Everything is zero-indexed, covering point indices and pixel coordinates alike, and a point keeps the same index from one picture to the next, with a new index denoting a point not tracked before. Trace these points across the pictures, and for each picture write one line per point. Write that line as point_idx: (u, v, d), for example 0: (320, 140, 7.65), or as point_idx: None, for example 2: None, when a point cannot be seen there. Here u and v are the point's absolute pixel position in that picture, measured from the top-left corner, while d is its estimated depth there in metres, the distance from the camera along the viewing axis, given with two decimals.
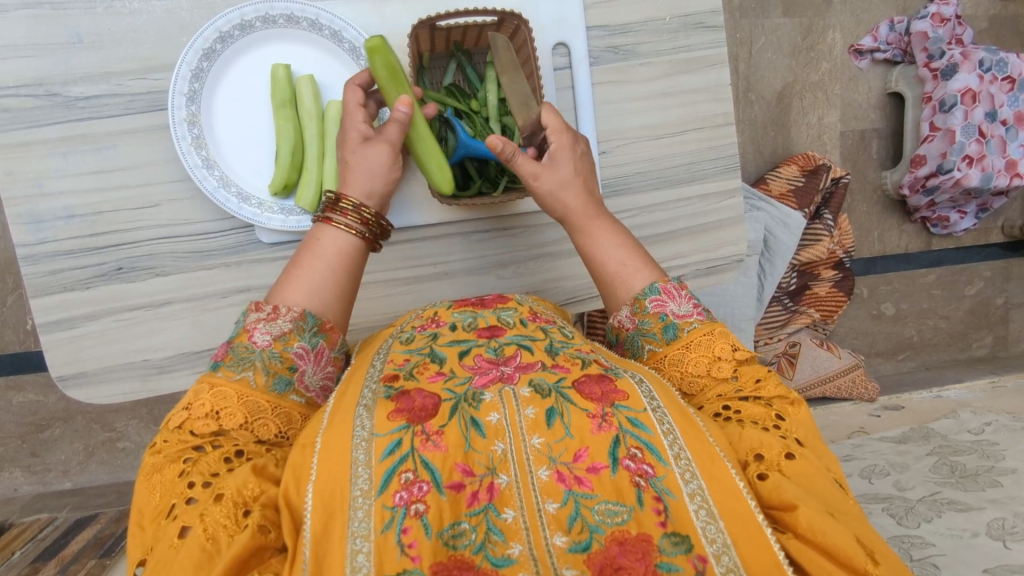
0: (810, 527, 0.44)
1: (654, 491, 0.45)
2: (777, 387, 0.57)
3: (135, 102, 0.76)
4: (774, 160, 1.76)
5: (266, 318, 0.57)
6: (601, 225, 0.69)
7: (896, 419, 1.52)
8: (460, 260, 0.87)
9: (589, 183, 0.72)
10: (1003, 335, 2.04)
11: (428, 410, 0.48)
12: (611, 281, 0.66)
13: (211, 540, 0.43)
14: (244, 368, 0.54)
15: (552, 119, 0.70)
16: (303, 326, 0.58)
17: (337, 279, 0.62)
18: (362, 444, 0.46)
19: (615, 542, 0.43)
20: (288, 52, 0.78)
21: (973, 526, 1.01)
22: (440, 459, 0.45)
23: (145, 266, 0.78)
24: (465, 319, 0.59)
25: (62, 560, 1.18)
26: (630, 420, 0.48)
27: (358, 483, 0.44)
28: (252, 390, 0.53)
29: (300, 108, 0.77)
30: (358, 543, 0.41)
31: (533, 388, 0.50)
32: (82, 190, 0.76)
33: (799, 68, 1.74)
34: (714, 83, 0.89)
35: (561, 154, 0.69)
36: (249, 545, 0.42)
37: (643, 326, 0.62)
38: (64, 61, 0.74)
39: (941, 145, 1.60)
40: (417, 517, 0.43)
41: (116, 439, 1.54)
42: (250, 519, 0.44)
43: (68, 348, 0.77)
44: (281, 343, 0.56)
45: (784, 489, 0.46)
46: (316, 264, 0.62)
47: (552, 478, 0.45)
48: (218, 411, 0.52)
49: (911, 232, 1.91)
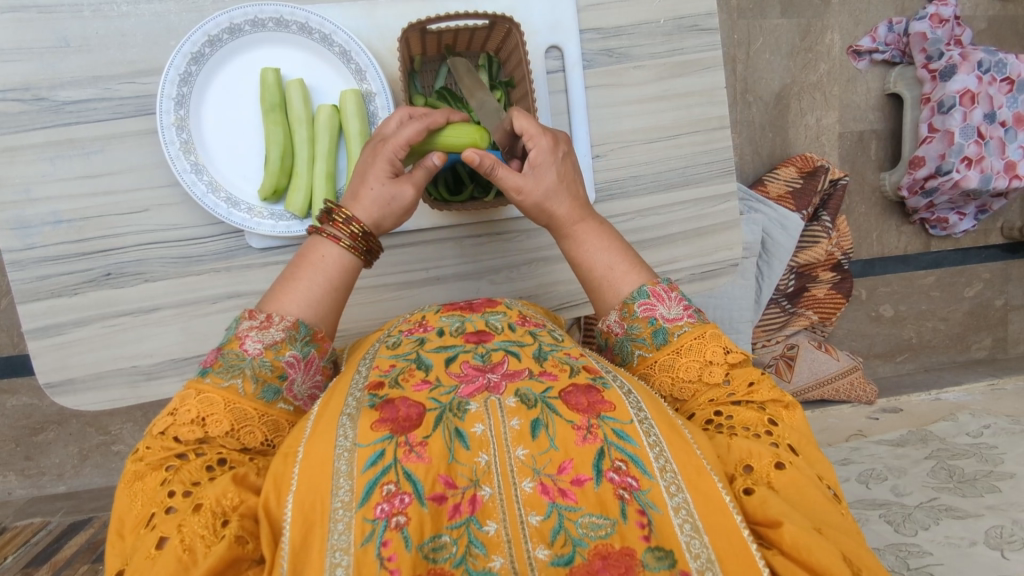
0: (794, 544, 0.43)
1: (639, 504, 0.44)
2: (771, 390, 0.57)
3: (124, 106, 0.75)
4: (772, 161, 1.75)
5: (258, 327, 0.56)
6: (589, 228, 0.67)
7: (894, 423, 1.51)
8: (453, 266, 0.86)
9: (573, 182, 0.68)
10: (1003, 337, 2.04)
11: (412, 420, 0.48)
12: (599, 286, 0.65)
13: (187, 552, 0.42)
14: (234, 376, 0.53)
15: (527, 125, 0.65)
16: (295, 335, 0.57)
17: (332, 289, 0.61)
18: (344, 455, 0.45)
19: (598, 556, 0.42)
20: (279, 56, 0.77)
21: (971, 534, 1.01)
22: (423, 470, 0.45)
23: (134, 271, 0.77)
24: (454, 324, 0.58)
25: (55, 564, 1.17)
26: (615, 432, 0.47)
27: (339, 494, 0.43)
28: (239, 398, 0.53)
29: (289, 113, 0.76)
30: (337, 556, 0.41)
31: (519, 399, 0.50)
32: (69, 195, 0.75)
33: (797, 69, 1.73)
34: (709, 86, 0.88)
35: (545, 162, 0.66)
36: (225, 557, 0.42)
37: (631, 331, 0.61)
38: (51, 65, 0.73)
39: (940, 146, 1.59)
40: (398, 529, 0.42)
41: (111, 442, 1.54)
42: (227, 530, 0.43)
43: (56, 355, 0.77)
44: (272, 352, 0.55)
45: (770, 506, 0.45)
46: (311, 273, 0.61)
47: (536, 490, 0.45)
48: (204, 417, 0.51)
49: (909, 233, 1.91)
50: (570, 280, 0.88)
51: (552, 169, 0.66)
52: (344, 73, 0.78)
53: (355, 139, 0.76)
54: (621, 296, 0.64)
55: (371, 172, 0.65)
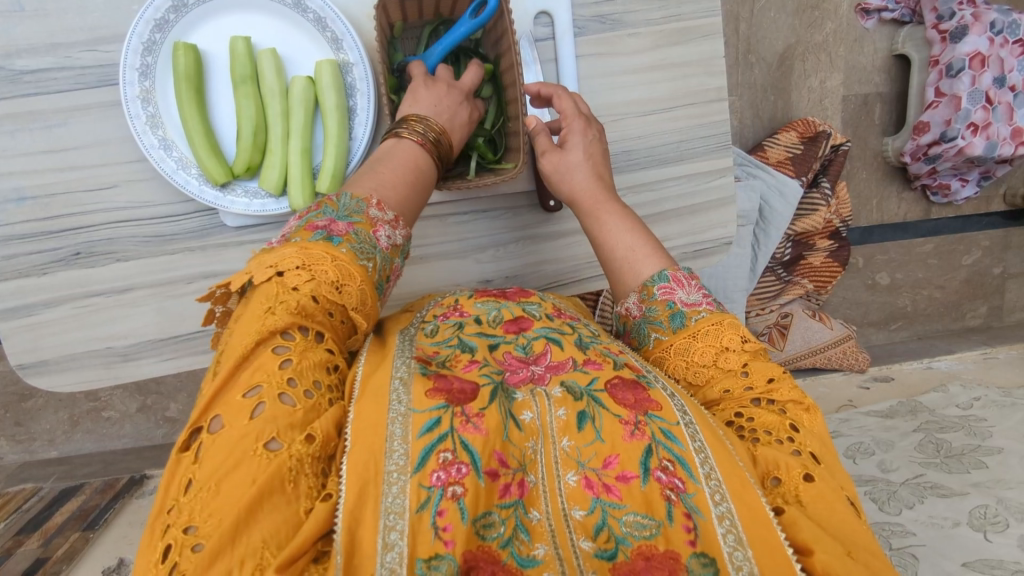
0: (826, 573, 0.40)
1: (685, 507, 0.43)
2: (791, 391, 0.53)
3: (86, 76, 0.71)
4: (773, 125, 1.70)
5: (389, 223, 0.57)
6: (612, 210, 0.68)
7: (883, 393, 1.52)
8: (439, 244, 0.83)
9: (600, 165, 0.72)
10: (998, 305, 2.02)
11: (467, 393, 0.46)
12: (620, 267, 0.64)
13: (290, 484, 0.39)
14: (367, 260, 0.53)
15: (568, 105, 0.73)
16: (403, 246, 0.59)
17: (419, 204, 0.64)
18: (399, 419, 0.43)
19: (641, 557, 0.41)
20: (249, 24, 0.72)
21: (954, 514, 1.01)
22: (481, 443, 0.43)
23: (105, 250, 0.75)
24: (490, 312, 0.57)
25: (45, 532, 1.17)
26: (663, 432, 0.46)
27: (393, 457, 0.41)
28: (366, 281, 0.52)
29: (262, 85, 0.72)
30: (392, 519, 0.39)
31: (565, 389, 0.49)
32: (32, 171, 0.72)
33: (803, 28, 1.67)
34: (706, 56, 0.84)
35: (574, 137, 0.72)
36: (328, 520, 0.38)
37: (649, 314, 0.60)
38: (5, 31, 0.69)
39: (946, 111, 1.55)
40: (453, 500, 0.40)
41: (101, 408, 1.54)
42: (332, 488, 0.40)
43: (28, 336, 0.75)
44: (393, 253, 0.57)
45: (801, 527, 0.42)
46: (411, 178, 0.63)
47: (580, 483, 0.44)
48: (340, 287, 0.50)
49: (910, 200, 1.87)
50: (559, 259, 0.86)
51: (579, 144, 0.72)
52: (321, 42, 0.73)
53: (332, 113, 0.72)
54: (641, 279, 0.62)
55: (421, 98, 0.69)
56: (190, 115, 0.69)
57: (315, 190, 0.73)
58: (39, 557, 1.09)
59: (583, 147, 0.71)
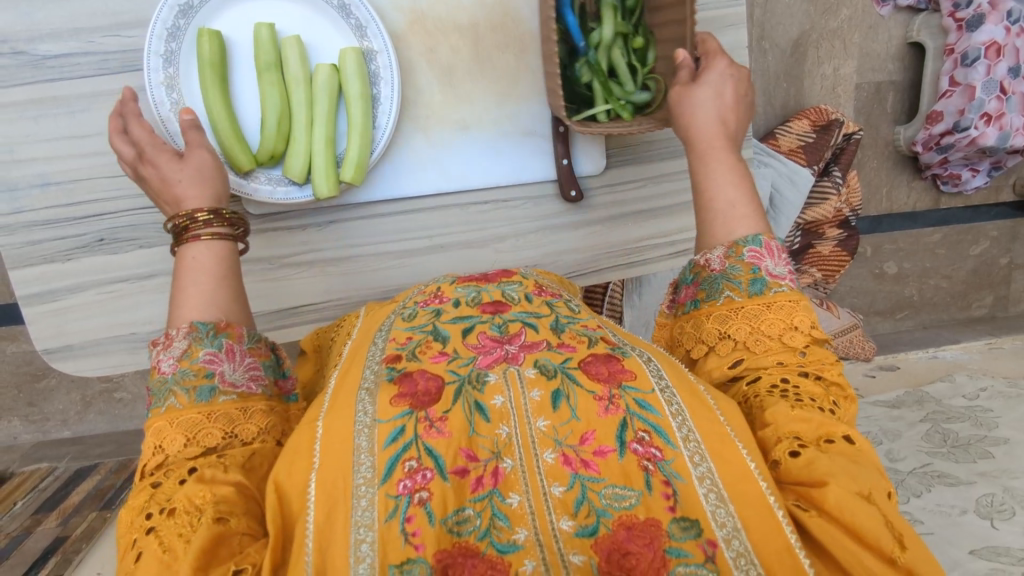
0: (837, 504, 0.42)
1: (663, 474, 0.45)
2: (840, 377, 0.55)
3: (109, 62, 0.71)
4: (785, 113, 1.70)
5: (162, 348, 0.52)
6: (723, 157, 0.65)
7: (891, 381, 1.53)
8: (459, 233, 0.83)
9: (729, 110, 0.68)
10: (1004, 295, 2.03)
11: (431, 395, 0.48)
12: (712, 219, 0.63)
13: (166, 552, 0.40)
14: (165, 398, 0.49)
15: (711, 46, 0.72)
16: (198, 336, 0.52)
17: (226, 278, 0.57)
18: (364, 431, 0.45)
19: (623, 527, 0.42)
20: (273, 10, 0.72)
21: (961, 502, 1.03)
22: (444, 445, 0.45)
23: (128, 237, 0.75)
24: (469, 294, 0.58)
25: (64, 511, 1.19)
26: (637, 402, 0.48)
27: (361, 471, 0.43)
28: (178, 411, 0.49)
29: (286, 73, 0.71)
30: (361, 532, 0.41)
31: (538, 369, 0.50)
32: (56, 156, 0.72)
33: (817, 14, 1.65)
34: (730, 45, 0.84)
35: (710, 74, 0.70)
36: (210, 537, 0.41)
37: (729, 272, 0.60)
38: (27, 15, 0.68)
39: (959, 101, 1.53)
40: (421, 505, 0.42)
41: (113, 390, 1.55)
42: (206, 512, 0.42)
43: (53, 321, 0.75)
44: (186, 359, 0.51)
45: (818, 465, 0.45)
46: (193, 275, 0.56)
47: (558, 461, 0.45)
48: (161, 445, 0.48)
49: (920, 189, 1.86)
50: (577, 248, 0.86)
51: (713, 81, 0.69)
52: (346, 30, 0.73)
53: (356, 102, 0.72)
54: (733, 236, 0.62)
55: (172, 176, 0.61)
56: (214, 104, 0.69)
57: (339, 179, 0.73)
58: (58, 536, 1.10)
59: (717, 84, 0.69)
